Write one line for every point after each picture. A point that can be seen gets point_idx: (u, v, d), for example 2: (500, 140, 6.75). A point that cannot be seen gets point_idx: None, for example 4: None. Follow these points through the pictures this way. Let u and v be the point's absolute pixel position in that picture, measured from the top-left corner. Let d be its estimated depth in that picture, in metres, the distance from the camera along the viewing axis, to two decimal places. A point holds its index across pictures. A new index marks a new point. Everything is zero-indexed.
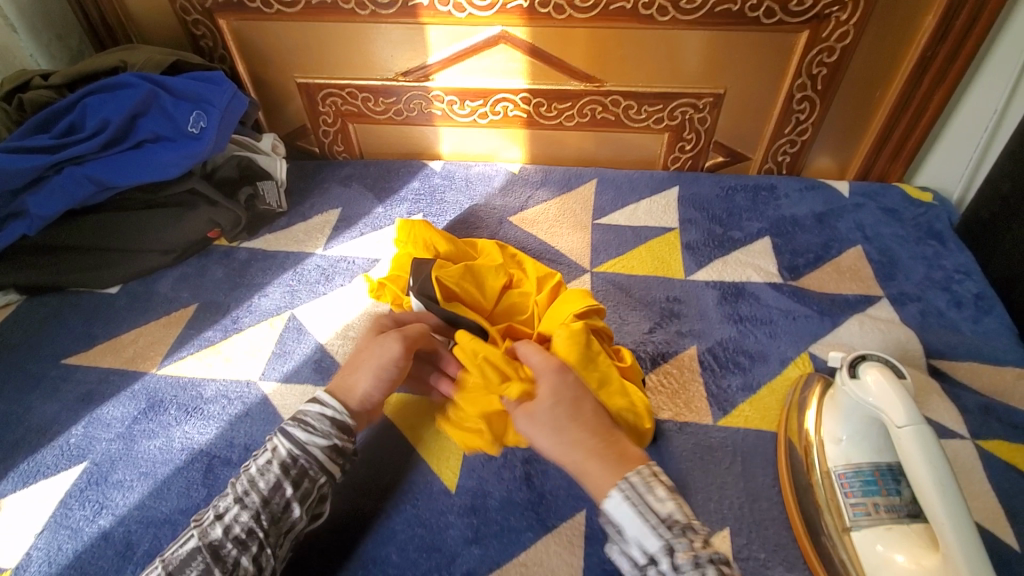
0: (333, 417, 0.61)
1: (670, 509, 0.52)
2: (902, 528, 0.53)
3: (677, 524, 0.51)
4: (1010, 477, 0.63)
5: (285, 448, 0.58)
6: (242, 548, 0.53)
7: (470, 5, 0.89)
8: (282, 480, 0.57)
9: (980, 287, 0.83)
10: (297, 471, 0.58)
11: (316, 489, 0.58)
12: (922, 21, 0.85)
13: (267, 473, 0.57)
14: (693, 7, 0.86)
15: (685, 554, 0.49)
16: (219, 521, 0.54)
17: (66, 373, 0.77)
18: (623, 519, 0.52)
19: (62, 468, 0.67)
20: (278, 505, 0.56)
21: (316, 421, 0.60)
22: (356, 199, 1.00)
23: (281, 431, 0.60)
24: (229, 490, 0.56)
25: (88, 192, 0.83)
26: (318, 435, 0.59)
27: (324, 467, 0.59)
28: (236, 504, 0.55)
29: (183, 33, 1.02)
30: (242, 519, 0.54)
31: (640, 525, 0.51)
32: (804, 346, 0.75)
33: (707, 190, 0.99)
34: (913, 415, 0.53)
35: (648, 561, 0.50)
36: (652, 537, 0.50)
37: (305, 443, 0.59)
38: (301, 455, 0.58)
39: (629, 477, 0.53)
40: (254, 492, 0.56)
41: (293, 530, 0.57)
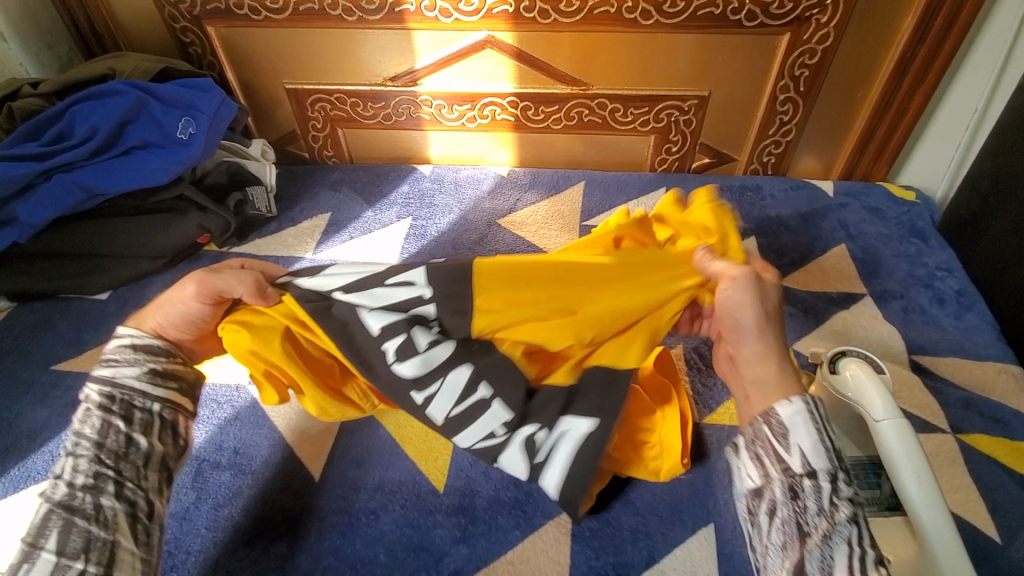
0: (137, 345, 0.62)
1: (840, 442, 0.51)
2: (883, 521, 0.54)
3: (843, 458, 0.51)
4: (990, 470, 0.64)
5: (95, 393, 0.59)
6: (94, 492, 0.55)
7: (455, 10, 0.90)
8: (108, 419, 0.58)
9: (962, 284, 0.84)
10: (121, 407, 0.59)
11: (159, 420, 0.61)
12: (902, 22, 0.87)
13: (88, 420, 0.58)
14: (676, 11, 0.88)
15: (846, 486, 0.49)
16: (59, 480, 0.55)
17: (56, 379, 0.77)
18: (794, 427, 0.51)
19: (52, 473, 0.67)
20: (116, 443, 0.58)
21: (120, 355, 0.61)
22: (345, 203, 1.01)
23: (91, 377, 0.60)
24: (60, 452, 0.57)
25: (77, 199, 0.83)
26: (127, 371, 0.61)
27: (155, 398, 0.61)
28: (70, 457, 0.57)
29: (172, 40, 1.03)
30: (83, 467, 0.56)
31: (816, 444, 0.50)
32: (789, 344, 0.76)
33: (694, 191, 1.00)
34: (890, 409, 0.54)
35: (803, 475, 0.50)
36: (820, 455, 0.50)
37: (112, 376, 0.60)
38: (116, 393, 0.60)
39: (811, 398, 0.53)
40: (83, 440, 0.57)
41: (159, 463, 0.60)
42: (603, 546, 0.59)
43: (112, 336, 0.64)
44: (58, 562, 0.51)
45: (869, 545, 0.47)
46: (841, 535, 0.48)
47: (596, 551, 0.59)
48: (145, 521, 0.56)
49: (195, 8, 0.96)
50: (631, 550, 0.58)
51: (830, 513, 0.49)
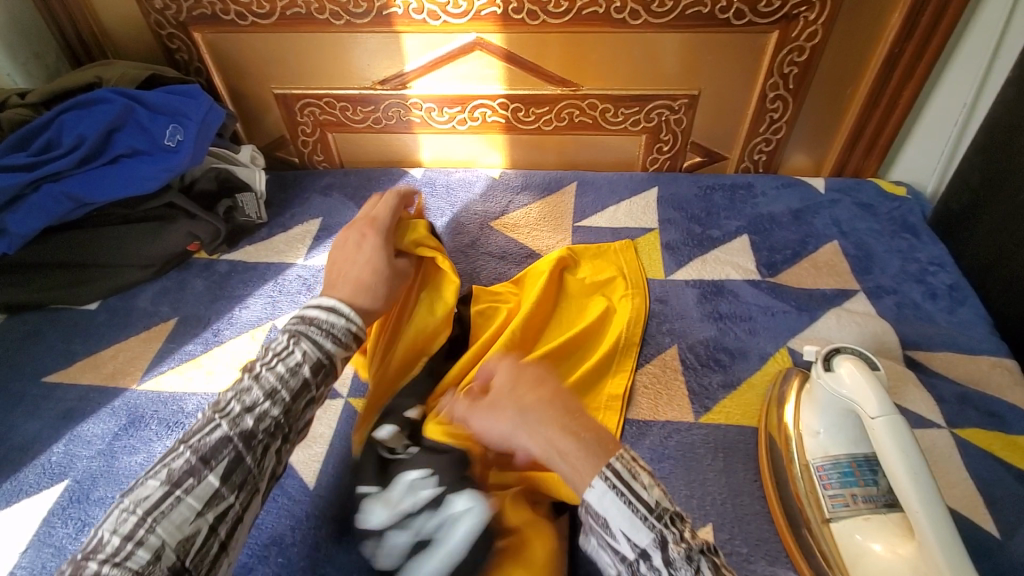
0: (352, 329, 0.60)
1: (660, 498, 0.46)
2: (880, 518, 0.54)
3: (667, 515, 0.45)
4: (987, 465, 0.64)
5: (314, 354, 0.56)
6: (271, 439, 0.52)
7: (444, 12, 0.90)
8: (311, 380, 0.55)
9: (954, 278, 0.84)
10: (323, 375, 0.57)
11: (326, 393, 0.58)
12: (890, 18, 0.87)
13: (297, 375, 0.55)
14: (664, 10, 0.88)
15: (677, 546, 0.44)
16: (249, 411, 0.51)
17: (45, 392, 0.76)
18: (609, 513, 0.46)
19: (43, 486, 0.66)
20: (301, 405, 0.55)
21: (339, 331, 0.59)
22: (336, 208, 1.00)
23: (302, 332, 0.57)
24: (254, 384, 0.53)
25: (64, 209, 0.82)
26: (336, 342, 0.58)
27: (336, 368, 0.59)
28: (266, 398, 0.52)
29: (158, 47, 1.02)
30: (273, 414, 0.52)
31: (629, 519, 0.45)
32: (783, 341, 0.76)
33: (686, 190, 1.00)
34: (884, 406, 0.54)
35: (638, 556, 0.45)
36: (642, 529, 0.45)
37: (328, 349, 0.58)
38: (327, 360, 0.57)
39: (614, 464, 0.47)
40: (285, 390, 0.53)
41: (303, 429, 0.56)
42: None
43: (315, 303, 0.61)
44: (220, 489, 0.48)
45: None
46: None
47: (595, 555, 0.58)
48: (270, 480, 0.53)
49: (181, 14, 0.95)
50: None
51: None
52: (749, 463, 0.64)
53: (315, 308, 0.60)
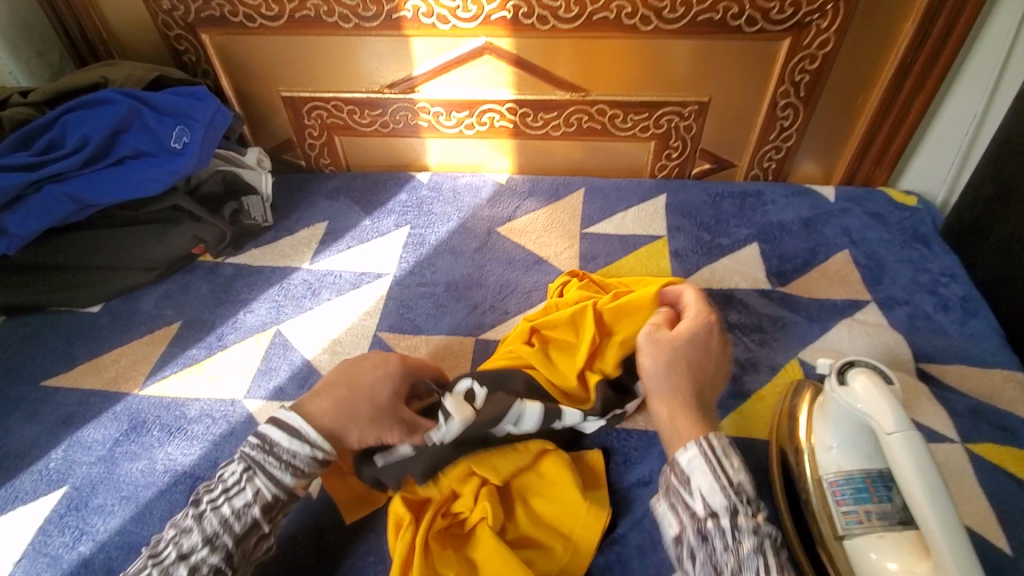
0: (322, 460, 0.57)
1: (741, 478, 0.52)
2: (895, 536, 0.53)
3: (745, 494, 0.51)
4: (1000, 481, 0.63)
5: (265, 491, 0.55)
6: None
7: (453, 17, 0.89)
8: (259, 521, 0.54)
9: (966, 290, 0.83)
10: (275, 510, 0.55)
11: (287, 523, 0.57)
12: (903, 26, 0.86)
13: (244, 516, 0.53)
14: (675, 17, 0.87)
15: (746, 517, 0.50)
16: (184, 561, 0.50)
17: (46, 395, 0.75)
18: (692, 472, 0.53)
19: (40, 494, 0.65)
20: (250, 544, 0.54)
21: (304, 466, 0.56)
22: (342, 212, 1.00)
23: (262, 468, 0.55)
24: (195, 529, 0.52)
25: (68, 211, 0.81)
26: (301, 475, 0.56)
27: (299, 502, 0.57)
28: (205, 545, 0.51)
29: (165, 48, 1.02)
30: (212, 561, 0.51)
31: (710, 483, 0.52)
32: (794, 352, 0.75)
33: (694, 197, 0.99)
34: (901, 422, 0.52)
35: (706, 516, 0.51)
36: (717, 494, 0.51)
37: (284, 483, 0.56)
38: (282, 496, 0.56)
39: (710, 439, 0.54)
40: (226, 534, 0.52)
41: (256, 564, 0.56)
42: (608, 563, 0.58)
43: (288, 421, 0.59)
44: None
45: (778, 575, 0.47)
46: (750, 568, 0.48)
47: (601, 567, 0.58)
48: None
49: (189, 16, 0.95)
50: (638, 567, 0.58)
51: (736, 549, 0.49)
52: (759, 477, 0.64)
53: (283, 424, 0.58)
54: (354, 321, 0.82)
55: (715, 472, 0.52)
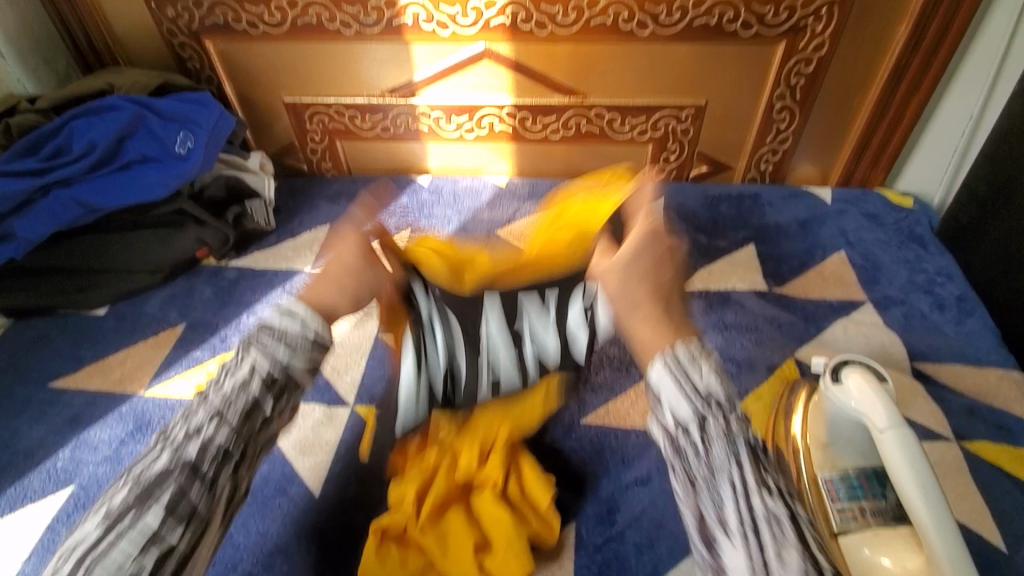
0: (319, 336, 0.52)
1: (713, 383, 0.46)
2: (889, 532, 0.54)
3: (715, 400, 0.46)
4: (995, 478, 0.63)
5: (263, 365, 0.49)
6: (220, 466, 0.47)
7: (453, 22, 0.91)
8: (259, 399, 0.49)
9: (962, 290, 0.84)
10: (278, 391, 0.50)
11: (293, 401, 0.52)
12: (897, 30, 0.87)
13: (244, 391, 0.48)
14: (671, 22, 0.88)
15: (716, 426, 0.45)
16: (190, 442, 0.47)
17: (53, 396, 0.76)
18: (661, 388, 0.47)
19: (47, 492, 0.66)
20: (255, 423, 0.49)
21: (296, 339, 0.51)
22: (343, 216, 1.01)
23: (254, 340, 0.50)
24: (200, 407, 0.48)
25: (75, 215, 0.83)
26: (298, 355, 0.51)
27: (302, 378, 0.52)
28: (211, 420, 0.47)
29: (169, 55, 1.03)
30: (220, 439, 0.47)
31: (676, 394, 0.46)
32: (790, 353, 0.76)
33: (692, 200, 1.00)
34: (893, 419, 0.53)
35: (677, 428, 0.47)
36: (684, 404, 0.46)
37: (285, 360, 0.50)
38: (281, 374, 0.50)
39: (675, 348, 0.48)
40: (231, 409, 0.48)
41: (266, 444, 0.52)
42: (607, 560, 0.59)
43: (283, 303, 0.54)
44: (160, 528, 0.43)
45: (753, 475, 0.44)
46: (724, 476, 0.44)
47: (599, 564, 0.59)
48: (229, 504, 0.49)
49: (193, 23, 0.96)
50: (635, 564, 0.58)
51: (708, 457, 0.45)
52: None
53: (275, 312, 0.52)
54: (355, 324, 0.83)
55: (678, 385, 0.46)
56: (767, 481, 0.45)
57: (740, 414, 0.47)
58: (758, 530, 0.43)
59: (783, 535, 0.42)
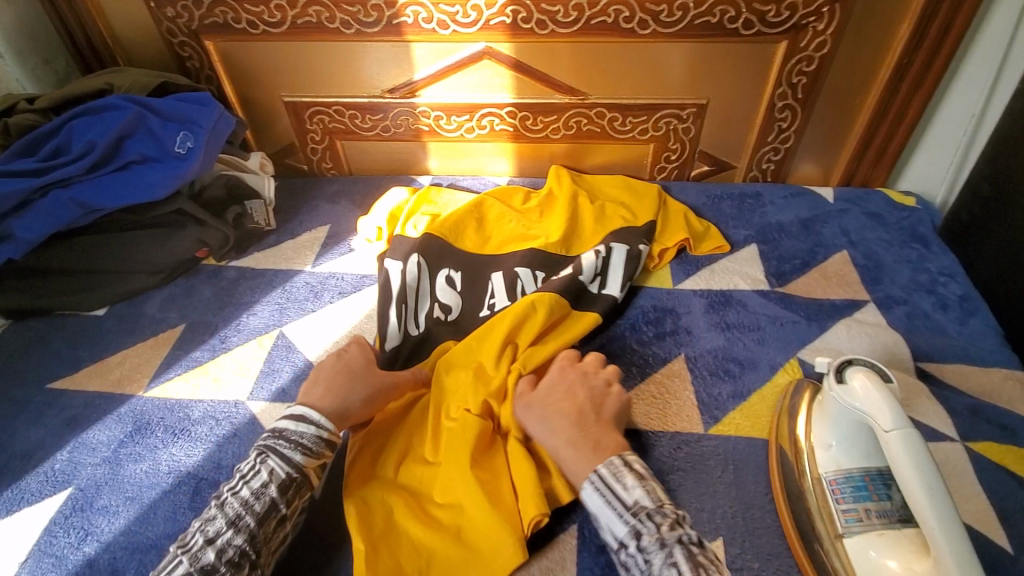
0: (326, 437, 0.60)
1: (638, 496, 0.53)
2: (894, 534, 0.53)
3: (643, 511, 0.52)
4: (1000, 479, 0.63)
5: (280, 471, 0.56)
6: (236, 570, 0.51)
7: (453, 22, 0.90)
8: (278, 501, 0.55)
9: (965, 289, 0.83)
10: (293, 491, 0.56)
11: (301, 504, 0.58)
12: (899, 28, 0.87)
13: (263, 495, 0.54)
14: (673, 21, 0.88)
15: (650, 538, 0.50)
16: (212, 544, 0.51)
17: (52, 398, 0.76)
18: (597, 510, 0.54)
19: (46, 495, 0.66)
20: (270, 525, 0.54)
21: (310, 442, 0.58)
22: (343, 216, 1.01)
23: (272, 449, 0.57)
24: (219, 514, 0.53)
25: (73, 215, 0.82)
26: (311, 456, 0.58)
27: (311, 484, 0.58)
28: (229, 527, 0.52)
29: (169, 55, 1.03)
30: (237, 542, 0.52)
31: (608, 515, 0.53)
32: (793, 352, 0.76)
33: (694, 199, 1.00)
34: (899, 420, 0.53)
35: (620, 546, 0.52)
36: (619, 523, 0.52)
37: (301, 465, 0.57)
38: (296, 475, 0.57)
39: (598, 470, 0.55)
40: (249, 514, 0.53)
41: (278, 546, 0.56)
42: (609, 562, 0.58)
43: (293, 411, 0.61)
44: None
45: None
46: None
47: (601, 565, 0.58)
48: None
49: (192, 22, 0.96)
50: None
51: (651, 571, 0.49)
52: (760, 476, 0.63)
53: (289, 417, 0.60)
54: (355, 324, 0.83)
55: (606, 504, 0.53)
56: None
57: (672, 519, 0.51)
58: None
59: None
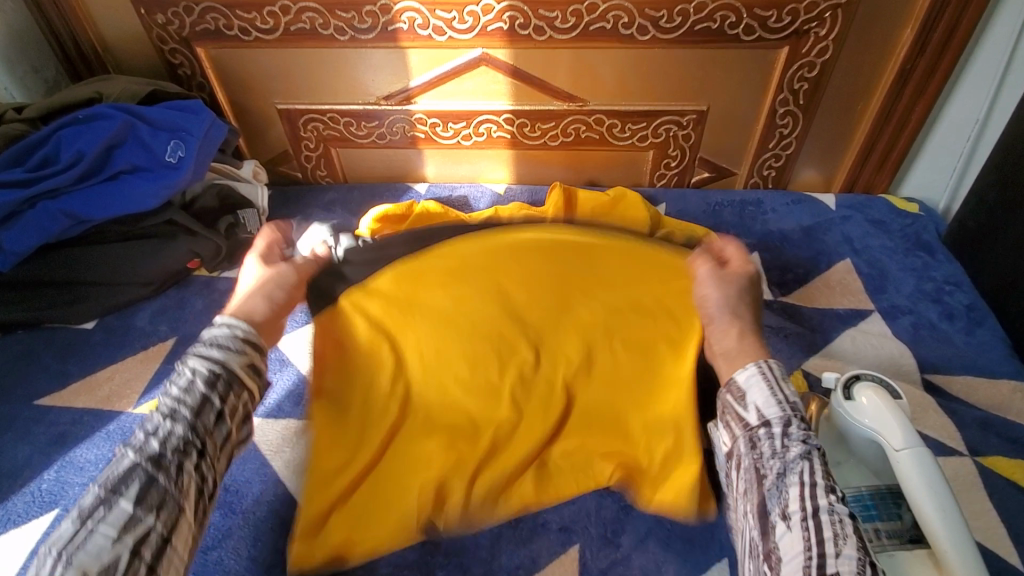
0: (247, 336, 0.58)
1: (800, 400, 0.53)
2: (906, 555, 0.51)
3: (801, 412, 0.52)
4: (1012, 495, 0.61)
5: (204, 365, 0.54)
6: (182, 457, 0.50)
7: (449, 28, 0.89)
8: (209, 394, 0.53)
9: (971, 298, 0.82)
10: (223, 385, 0.54)
11: (241, 404, 0.56)
12: (902, 33, 0.86)
13: (193, 389, 0.52)
14: (672, 26, 0.86)
15: (796, 433, 0.51)
16: (152, 437, 0.50)
17: (38, 415, 0.74)
18: (750, 387, 0.55)
19: (32, 516, 0.64)
20: (209, 418, 0.53)
21: (230, 341, 0.57)
22: (339, 225, 0.99)
23: (192, 351, 0.55)
24: (151, 412, 0.51)
25: (62, 227, 0.80)
26: (237, 354, 0.56)
27: (244, 380, 0.56)
28: (166, 420, 0.51)
29: (160, 63, 1.01)
30: (178, 432, 0.50)
31: (767, 394, 0.54)
32: (797, 364, 0.74)
33: (695, 207, 0.99)
34: (909, 438, 0.52)
35: (761, 425, 0.52)
36: (773, 407, 0.53)
37: (226, 360, 0.55)
38: (221, 369, 0.55)
39: (772, 363, 0.56)
40: (184, 406, 0.51)
41: (225, 447, 0.54)
42: None
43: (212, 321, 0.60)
44: (135, 513, 0.45)
45: (824, 479, 0.48)
46: (795, 470, 0.48)
47: None
48: (198, 501, 0.51)
49: (183, 30, 0.94)
50: None
51: (783, 454, 0.50)
52: None
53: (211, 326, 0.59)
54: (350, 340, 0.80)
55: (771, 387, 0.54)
56: (834, 485, 0.47)
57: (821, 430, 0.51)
58: (818, 523, 0.45)
59: (843, 534, 0.44)
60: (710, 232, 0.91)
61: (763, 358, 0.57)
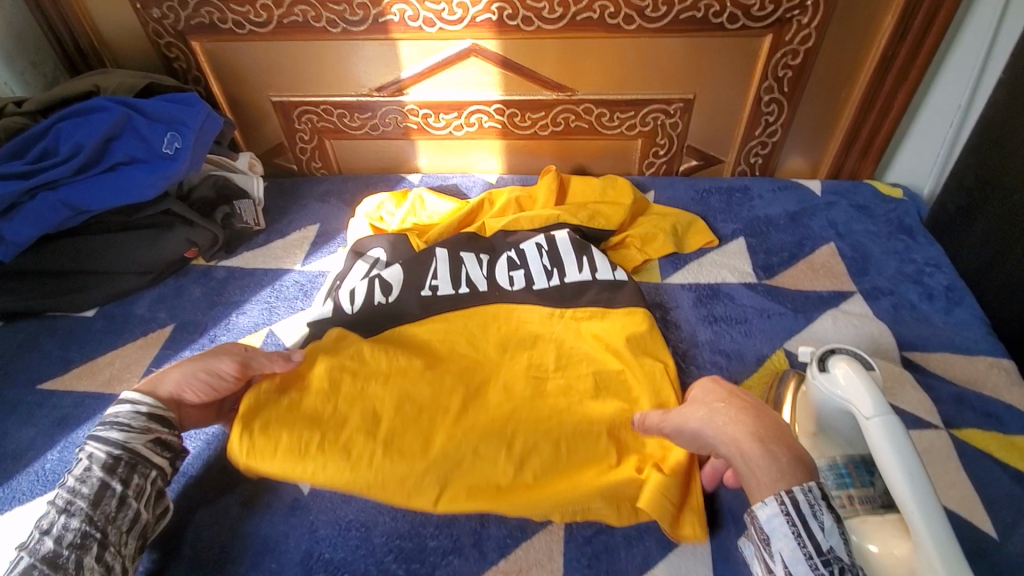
0: (150, 412, 0.59)
1: (833, 543, 0.45)
2: (878, 518, 0.53)
3: (838, 563, 0.44)
4: (985, 466, 0.63)
5: (100, 451, 0.56)
6: (80, 551, 0.51)
7: (439, 19, 0.91)
8: (107, 480, 0.55)
9: (951, 279, 0.84)
10: (123, 468, 0.56)
11: (148, 483, 0.58)
12: (883, 20, 0.87)
13: (88, 479, 0.55)
14: (658, 15, 0.88)
15: None
16: (47, 535, 0.52)
17: (41, 398, 0.76)
18: (774, 536, 0.46)
19: (35, 494, 0.66)
20: (109, 504, 0.54)
21: (129, 419, 0.58)
22: (334, 215, 1.01)
23: (92, 436, 0.57)
24: (50, 507, 0.53)
25: (62, 217, 0.82)
26: (133, 433, 0.58)
27: (145, 460, 0.58)
28: (60, 514, 0.53)
29: (157, 57, 1.03)
30: (73, 525, 0.52)
31: (794, 551, 0.45)
32: (779, 343, 0.76)
33: (683, 194, 1.01)
34: (879, 406, 0.54)
35: None
36: (803, 564, 0.44)
37: (121, 442, 0.57)
38: (118, 454, 0.56)
39: (795, 494, 0.46)
40: (78, 498, 0.54)
41: (134, 528, 0.56)
42: (597, 555, 0.58)
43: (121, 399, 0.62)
44: None
45: None
46: None
47: (587, 556, 0.58)
48: None
49: (178, 23, 0.96)
50: (625, 557, 0.58)
51: None
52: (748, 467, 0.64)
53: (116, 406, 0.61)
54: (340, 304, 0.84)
55: (798, 538, 0.45)
56: None
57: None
58: None
59: None
60: (694, 219, 0.93)
61: (783, 484, 0.47)
